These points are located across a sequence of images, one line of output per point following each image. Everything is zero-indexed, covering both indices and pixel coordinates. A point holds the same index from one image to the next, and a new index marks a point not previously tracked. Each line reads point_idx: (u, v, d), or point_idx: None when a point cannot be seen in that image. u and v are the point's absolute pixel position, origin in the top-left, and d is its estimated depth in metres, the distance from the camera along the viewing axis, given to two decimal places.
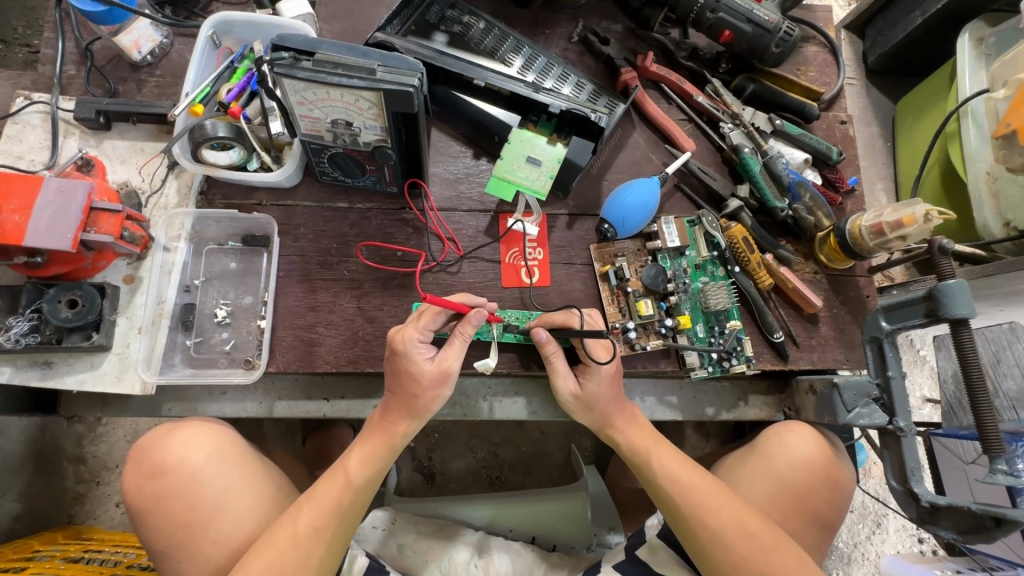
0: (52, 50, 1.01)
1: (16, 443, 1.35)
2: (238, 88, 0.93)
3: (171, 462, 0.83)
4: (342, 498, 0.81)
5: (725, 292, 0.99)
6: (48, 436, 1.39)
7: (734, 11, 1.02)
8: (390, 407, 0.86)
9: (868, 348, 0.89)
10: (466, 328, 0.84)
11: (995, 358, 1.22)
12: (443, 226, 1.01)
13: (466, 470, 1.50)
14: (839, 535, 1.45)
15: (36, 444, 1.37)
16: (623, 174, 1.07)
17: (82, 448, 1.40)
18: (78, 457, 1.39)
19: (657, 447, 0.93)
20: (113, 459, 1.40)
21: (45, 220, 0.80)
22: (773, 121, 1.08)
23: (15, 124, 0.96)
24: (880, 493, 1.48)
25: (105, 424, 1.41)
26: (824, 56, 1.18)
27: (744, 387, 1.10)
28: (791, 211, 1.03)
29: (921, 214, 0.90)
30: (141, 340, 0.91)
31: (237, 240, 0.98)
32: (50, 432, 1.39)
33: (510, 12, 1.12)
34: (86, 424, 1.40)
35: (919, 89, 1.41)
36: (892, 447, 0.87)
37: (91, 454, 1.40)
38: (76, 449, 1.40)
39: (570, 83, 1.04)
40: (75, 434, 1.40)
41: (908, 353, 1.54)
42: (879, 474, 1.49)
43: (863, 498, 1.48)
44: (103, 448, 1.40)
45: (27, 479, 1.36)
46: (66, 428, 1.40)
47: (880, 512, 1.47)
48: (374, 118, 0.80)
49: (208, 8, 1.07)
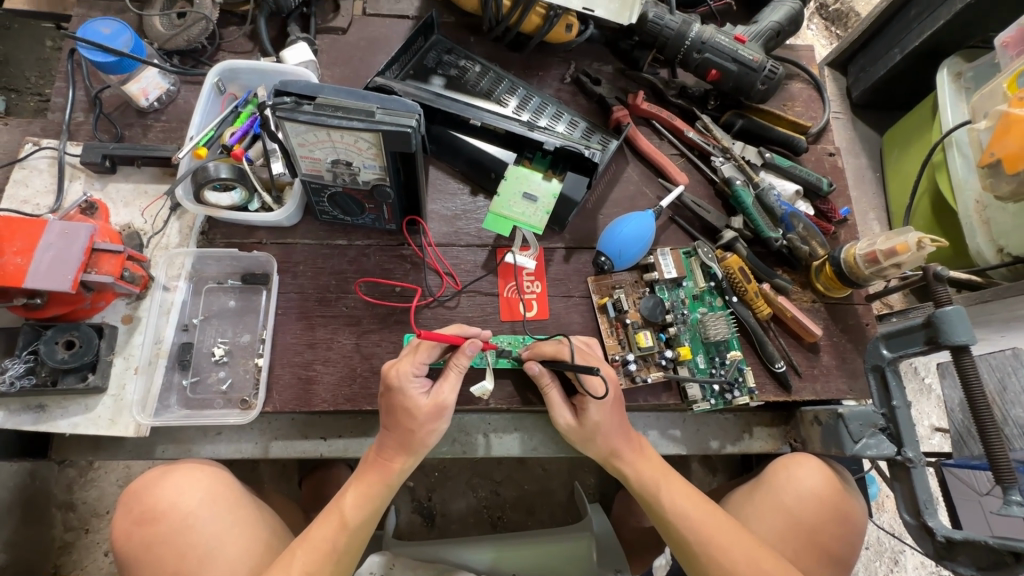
0: (62, 99, 1.04)
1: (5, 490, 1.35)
2: (241, 131, 0.96)
3: (164, 507, 0.80)
4: (337, 541, 0.79)
5: (724, 322, 0.99)
6: (37, 485, 1.38)
7: (719, 52, 1.07)
8: (385, 443, 0.84)
9: (872, 377, 0.89)
10: (461, 359, 0.83)
11: (1002, 387, 1.33)
12: (441, 261, 1.02)
13: (467, 511, 1.55)
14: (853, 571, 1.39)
15: (24, 491, 1.36)
16: (618, 208, 1.09)
17: (72, 495, 1.40)
18: (68, 504, 1.39)
19: (665, 479, 0.90)
20: (103, 506, 1.40)
21: (46, 262, 0.80)
22: (763, 154, 1.11)
23: (23, 169, 0.99)
24: (895, 528, 1.43)
25: (95, 470, 1.42)
26: (809, 92, 1.22)
27: (748, 418, 1.05)
28: (786, 241, 1.05)
29: (914, 241, 0.89)
30: (137, 381, 0.89)
31: (236, 278, 0.98)
32: (38, 480, 1.38)
33: (505, 55, 1.16)
34: (77, 471, 1.41)
35: (902, 122, 1.45)
36: (902, 478, 0.85)
37: (80, 501, 1.40)
38: (66, 496, 1.39)
39: (564, 121, 1.07)
40: (64, 480, 1.39)
41: (914, 382, 1.52)
42: (893, 509, 1.44)
43: (878, 533, 1.44)
44: (93, 494, 1.40)
45: (13, 528, 1.34)
46: (58, 475, 1.40)
47: (896, 548, 1.42)
48: (373, 158, 0.82)
49: (214, 57, 1.11)
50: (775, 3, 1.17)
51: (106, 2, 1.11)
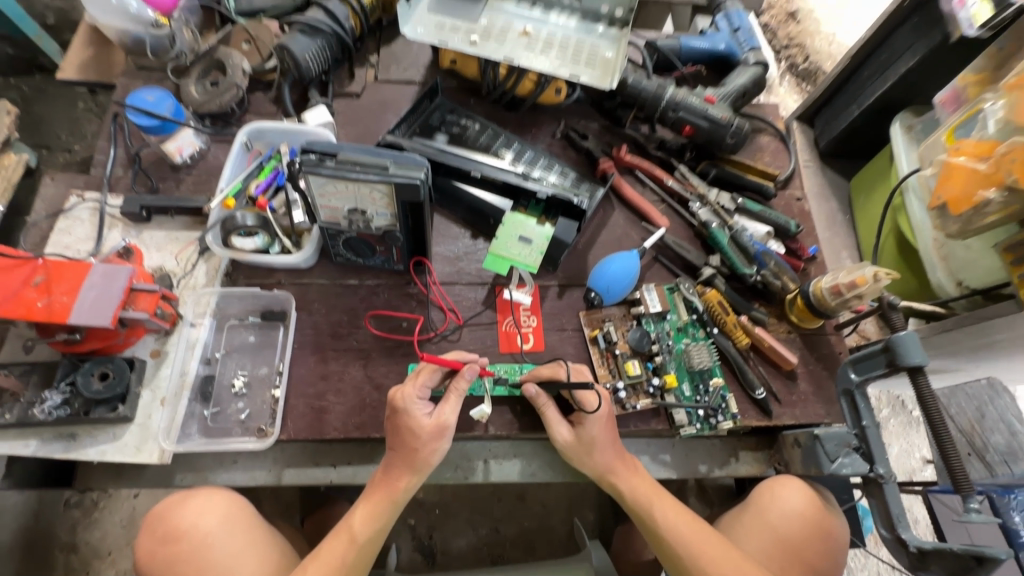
0: (104, 156, 1.16)
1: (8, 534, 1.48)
2: (266, 183, 1.08)
3: (185, 528, 0.85)
4: (346, 556, 0.85)
5: (706, 351, 1.07)
6: (41, 524, 1.51)
7: (692, 111, 1.20)
8: (391, 464, 0.90)
9: (844, 400, 0.97)
10: (461, 383, 0.90)
11: None
12: (444, 298, 1.11)
13: (467, 548, 1.58)
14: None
15: (27, 532, 1.49)
16: (606, 248, 1.20)
17: (75, 535, 1.51)
18: (70, 545, 1.50)
19: (658, 499, 0.96)
20: (105, 547, 1.51)
21: (88, 301, 0.89)
22: (735, 200, 1.23)
23: (67, 219, 1.09)
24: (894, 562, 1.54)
25: (100, 510, 1.54)
26: (775, 144, 1.36)
27: (734, 443, 1.12)
28: (760, 276, 1.14)
29: (871, 274, 0.99)
30: (163, 411, 0.96)
31: (257, 315, 1.07)
32: (43, 520, 1.52)
33: (502, 114, 1.30)
34: (82, 510, 1.53)
35: (865, 170, 1.59)
36: (877, 495, 0.90)
37: (83, 541, 1.51)
38: (69, 536, 1.51)
39: (556, 171, 1.19)
40: (69, 520, 1.52)
41: (901, 416, 1.60)
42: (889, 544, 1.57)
43: (879, 569, 1.54)
44: (96, 534, 1.52)
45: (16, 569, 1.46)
46: (62, 514, 1.53)
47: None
48: (385, 206, 0.93)
49: (242, 118, 1.24)
50: (740, 68, 1.32)
51: (147, 72, 1.25)
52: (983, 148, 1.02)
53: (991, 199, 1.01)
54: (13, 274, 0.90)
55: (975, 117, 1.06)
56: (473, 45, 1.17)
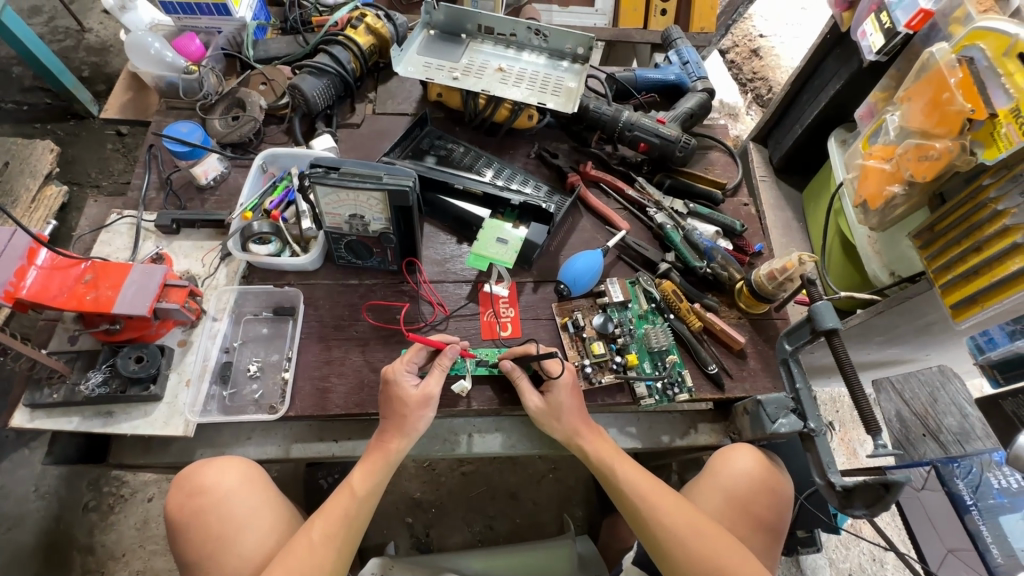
0: (140, 181, 1.35)
1: (30, 535, 1.59)
2: (279, 199, 1.27)
3: (209, 484, 0.99)
4: (349, 508, 0.97)
5: (664, 333, 1.21)
6: (61, 527, 1.62)
7: (645, 130, 1.39)
8: (384, 428, 1.04)
9: (782, 368, 1.09)
10: (444, 359, 1.07)
11: (933, 398, 1.47)
12: (433, 294, 1.27)
13: (463, 543, 1.68)
14: (820, 567, 1.73)
15: (50, 534, 1.60)
16: (576, 249, 1.36)
17: (92, 538, 1.61)
18: (87, 547, 1.60)
19: (620, 462, 1.08)
20: (119, 548, 1.60)
21: (130, 294, 1.05)
22: (688, 206, 1.41)
23: (108, 232, 1.27)
24: (874, 552, 1.77)
25: (116, 513, 1.64)
26: (725, 159, 1.54)
27: (692, 416, 1.27)
28: (710, 268, 1.30)
29: (796, 258, 1.16)
30: (188, 391, 1.10)
31: (270, 311, 1.23)
32: (63, 523, 1.62)
33: (483, 139, 1.50)
34: (99, 513, 1.64)
35: (813, 183, 1.77)
36: (811, 448, 1.01)
37: (99, 543, 1.60)
38: (86, 539, 1.61)
39: (530, 184, 1.38)
40: (88, 523, 1.62)
41: (846, 412, 1.95)
42: (870, 535, 1.81)
43: (861, 559, 1.76)
44: (112, 537, 1.61)
45: (38, 569, 1.56)
46: (81, 518, 1.63)
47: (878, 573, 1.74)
48: (380, 212, 1.11)
49: (258, 147, 1.44)
50: (689, 94, 1.53)
51: (177, 111, 1.46)
52: (888, 151, 1.23)
53: (897, 192, 1.22)
54: (66, 274, 1.06)
55: (881, 127, 1.27)
56: (456, 79, 1.37)
